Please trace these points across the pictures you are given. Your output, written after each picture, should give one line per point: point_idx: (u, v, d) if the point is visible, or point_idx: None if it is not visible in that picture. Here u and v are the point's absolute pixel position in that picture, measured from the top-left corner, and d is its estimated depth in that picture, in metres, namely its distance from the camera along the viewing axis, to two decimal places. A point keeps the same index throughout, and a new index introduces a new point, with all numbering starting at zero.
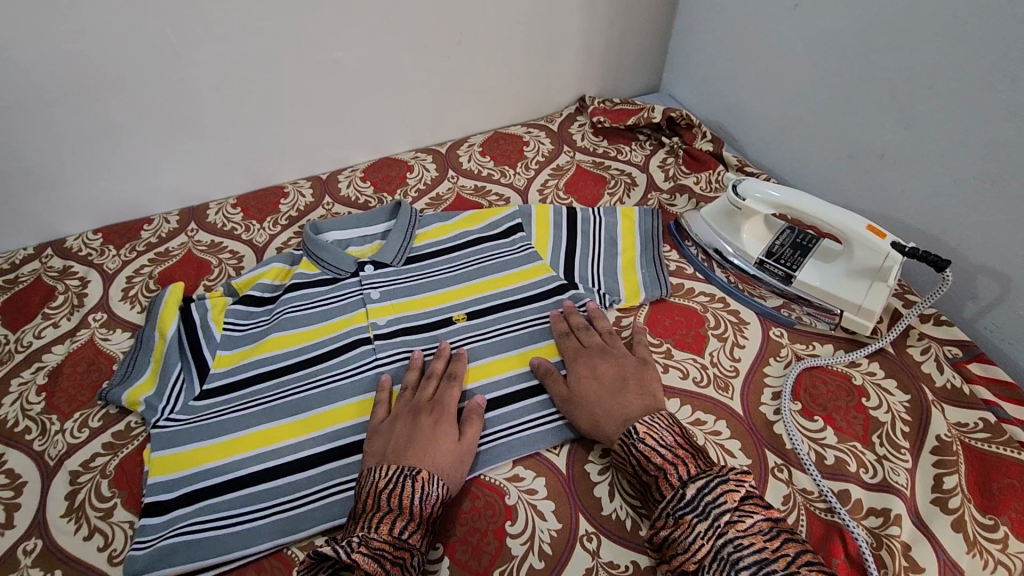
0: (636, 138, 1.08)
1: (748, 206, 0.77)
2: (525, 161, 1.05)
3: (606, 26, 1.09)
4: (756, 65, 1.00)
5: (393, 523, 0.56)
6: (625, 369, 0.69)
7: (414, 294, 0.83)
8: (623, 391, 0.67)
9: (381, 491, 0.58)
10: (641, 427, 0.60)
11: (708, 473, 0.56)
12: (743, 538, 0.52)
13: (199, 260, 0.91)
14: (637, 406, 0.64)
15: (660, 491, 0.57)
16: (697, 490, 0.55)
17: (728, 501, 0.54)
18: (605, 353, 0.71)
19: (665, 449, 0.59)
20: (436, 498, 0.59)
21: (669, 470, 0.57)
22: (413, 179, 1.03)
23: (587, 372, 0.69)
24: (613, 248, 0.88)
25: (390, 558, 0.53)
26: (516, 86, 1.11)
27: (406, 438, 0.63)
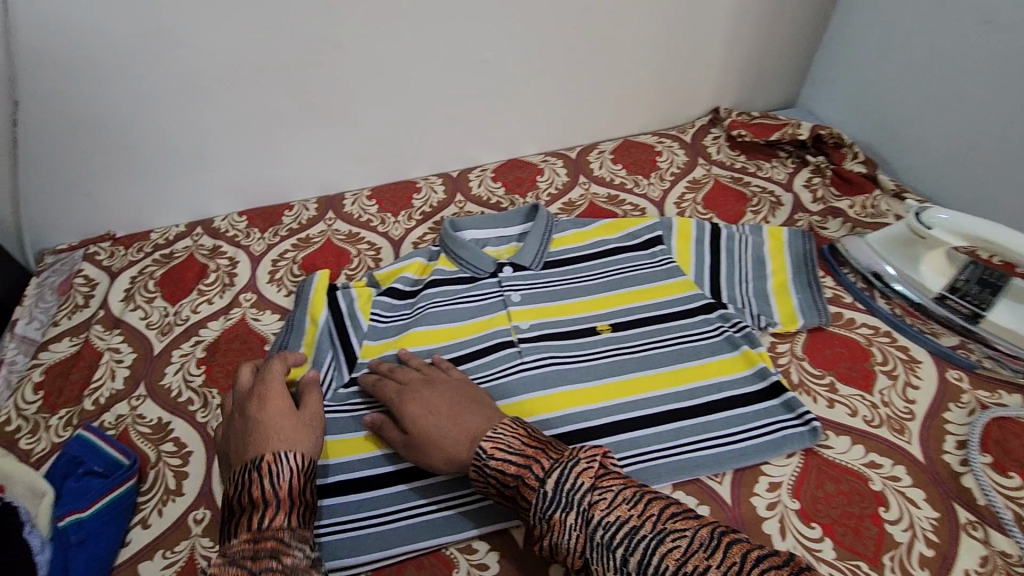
0: (777, 154, 1.03)
1: (934, 237, 0.73)
2: (659, 171, 1.02)
3: (754, 36, 1.04)
4: (924, 84, 0.93)
5: (251, 519, 0.50)
6: (454, 395, 0.64)
7: (554, 300, 0.82)
8: (462, 415, 0.61)
9: (233, 498, 0.53)
10: (487, 446, 0.56)
11: (560, 461, 0.52)
12: (610, 516, 0.48)
13: (339, 248, 0.93)
14: (478, 423, 0.60)
15: (526, 498, 0.53)
16: (555, 484, 0.51)
17: (585, 480, 0.51)
18: (431, 384, 0.66)
19: (512, 456, 0.55)
20: (292, 472, 0.54)
21: (525, 473, 0.53)
22: (544, 183, 1.02)
23: (416, 406, 0.63)
24: (763, 269, 0.83)
25: (252, 554, 0.47)
26: (651, 94, 1.08)
27: (238, 439, 0.57)
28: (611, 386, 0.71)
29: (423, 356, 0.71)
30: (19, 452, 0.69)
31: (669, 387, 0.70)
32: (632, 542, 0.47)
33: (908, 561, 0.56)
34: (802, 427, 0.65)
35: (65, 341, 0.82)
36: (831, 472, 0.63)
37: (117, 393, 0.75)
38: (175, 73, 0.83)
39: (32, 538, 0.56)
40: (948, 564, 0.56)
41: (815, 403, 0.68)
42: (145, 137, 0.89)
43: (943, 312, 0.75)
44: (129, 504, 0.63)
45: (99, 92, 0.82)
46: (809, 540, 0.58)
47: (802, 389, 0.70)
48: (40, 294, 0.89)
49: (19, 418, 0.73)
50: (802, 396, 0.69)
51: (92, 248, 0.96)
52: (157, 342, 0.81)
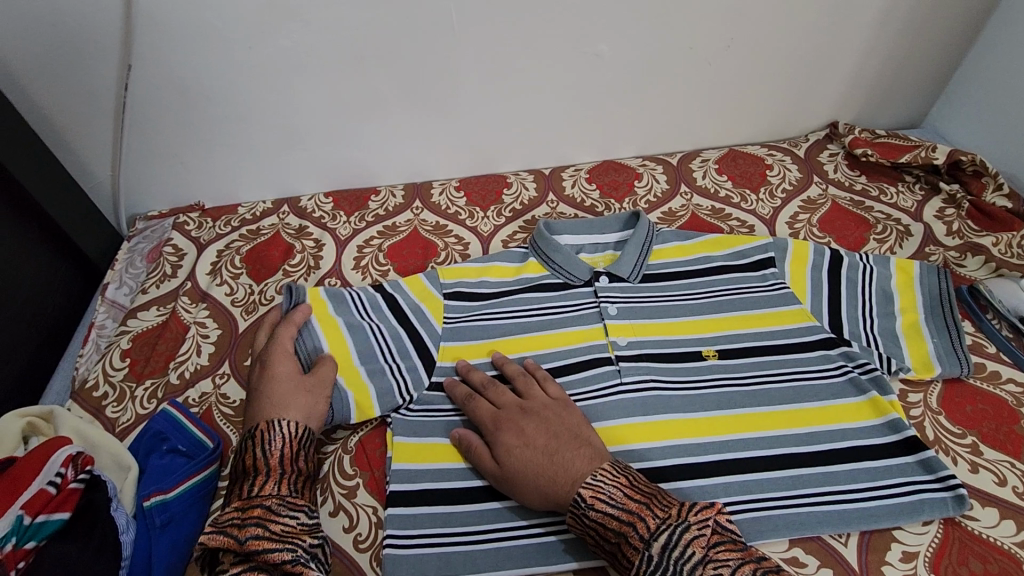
0: (903, 178, 0.94)
1: None
2: (769, 186, 0.95)
3: (891, 48, 0.95)
4: None
5: (243, 487, 0.55)
6: (554, 423, 0.60)
7: (656, 318, 0.76)
8: (561, 452, 0.57)
9: (233, 470, 0.58)
10: (585, 493, 0.53)
11: (668, 523, 0.50)
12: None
13: (426, 240, 0.90)
14: (579, 463, 0.56)
15: (628, 557, 0.50)
16: (662, 548, 0.48)
17: (697, 551, 0.48)
18: (527, 411, 0.62)
19: (615, 510, 0.52)
20: (282, 440, 0.57)
21: (629, 531, 0.50)
22: (642, 189, 0.96)
23: (512, 436, 0.60)
24: (890, 305, 0.75)
25: (239, 522, 0.52)
26: (766, 103, 1.00)
27: (249, 401, 0.63)
28: (721, 419, 0.64)
29: (515, 374, 0.67)
30: (106, 419, 0.68)
31: (787, 428, 0.63)
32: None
33: None
34: (946, 493, 0.57)
35: (152, 310, 0.81)
36: (976, 547, 0.55)
37: (202, 368, 0.73)
38: (286, 49, 0.81)
39: (118, 515, 0.56)
40: None
41: (955, 466, 0.61)
42: (246, 111, 0.87)
43: None
44: (211, 488, 0.61)
45: (209, 62, 0.81)
46: None
47: (939, 447, 0.62)
48: (130, 259, 0.90)
49: (106, 383, 0.72)
50: (941, 455, 0.61)
51: (181, 217, 0.95)
52: (242, 320, 0.79)
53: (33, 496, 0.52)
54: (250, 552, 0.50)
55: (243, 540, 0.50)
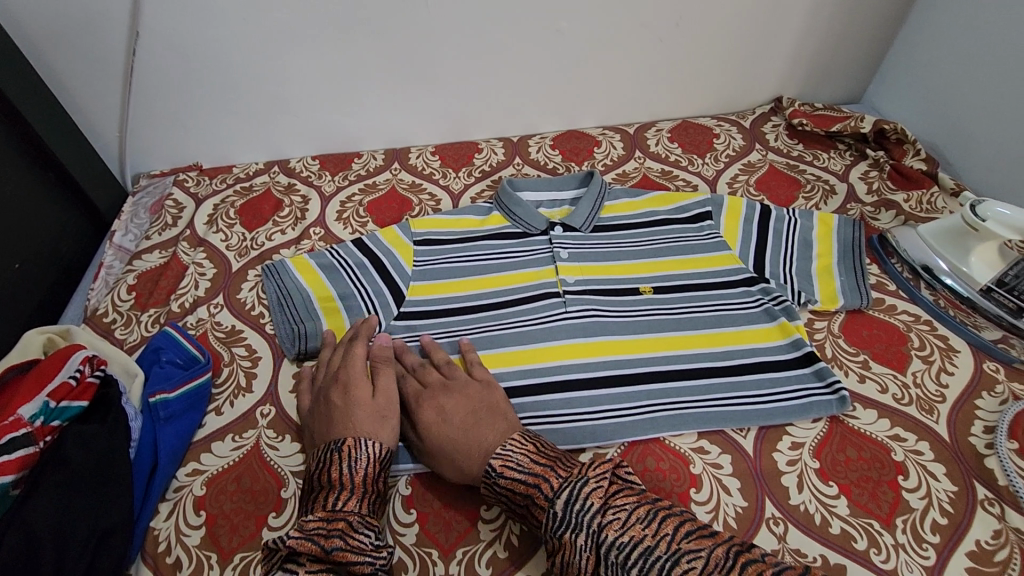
0: (836, 146, 1.04)
1: (987, 228, 0.73)
2: (715, 152, 1.05)
3: (827, 28, 1.05)
4: (1000, 86, 0.92)
5: (327, 498, 0.56)
6: (472, 400, 0.65)
7: (602, 261, 0.86)
8: (477, 426, 0.62)
9: (314, 477, 0.58)
10: (497, 463, 0.58)
11: (568, 478, 0.54)
12: (622, 535, 0.49)
13: (403, 196, 1.00)
14: (488, 438, 0.61)
15: (537, 517, 0.54)
16: (564, 503, 0.52)
17: (594, 501, 0.52)
18: (449, 389, 0.67)
19: (523, 474, 0.56)
20: (369, 460, 0.59)
21: (536, 492, 0.55)
22: (600, 154, 1.06)
23: (429, 413, 0.65)
24: (808, 252, 0.86)
25: (325, 532, 0.53)
26: (716, 78, 1.10)
27: (325, 421, 0.63)
28: (649, 340, 0.75)
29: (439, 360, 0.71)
30: (115, 339, 0.78)
31: (708, 347, 0.73)
32: (647, 562, 0.47)
33: (920, 526, 0.59)
34: (832, 395, 0.68)
35: (155, 253, 0.91)
36: (854, 439, 0.65)
37: (200, 299, 0.83)
38: (276, 21, 0.90)
39: (127, 407, 0.65)
40: (960, 532, 0.58)
41: (846, 377, 0.71)
42: (240, 77, 0.96)
43: (988, 304, 0.75)
44: (207, 392, 0.71)
45: (208, 33, 0.91)
46: (825, 496, 0.61)
47: (834, 362, 0.73)
48: (135, 212, 0.99)
49: (115, 312, 0.82)
50: (835, 368, 0.72)
51: (181, 175, 1.05)
52: (235, 261, 0.89)
53: (56, 387, 0.61)
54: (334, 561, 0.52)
55: (329, 549, 0.52)
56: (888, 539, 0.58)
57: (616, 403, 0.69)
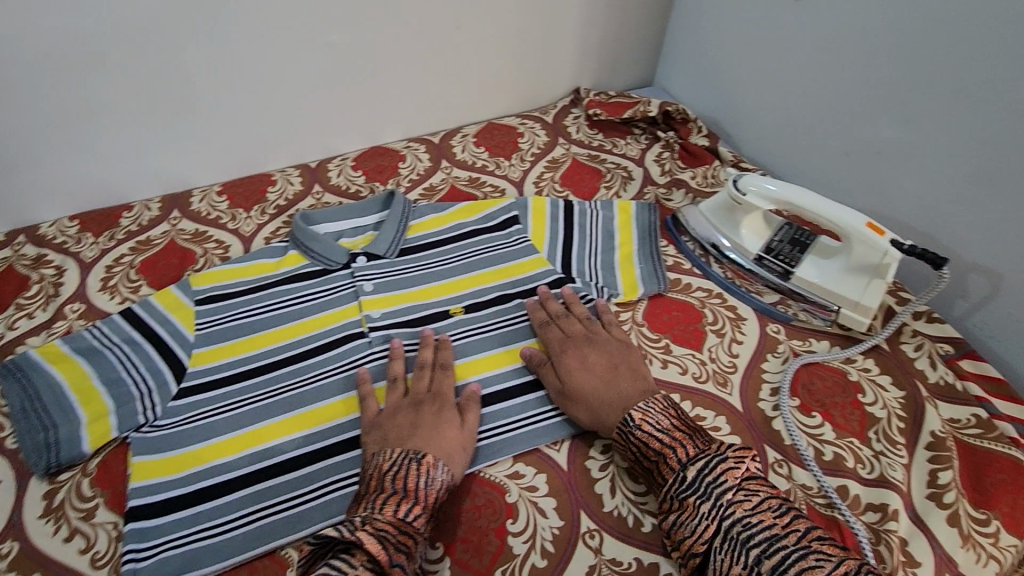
0: (631, 131, 1.08)
1: (749, 202, 0.76)
2: (520, 152, 1.04)
3: (604, 18, 1.08)
4: (755, 61, 0.98)
5: (399, 505, 0.55)
6: (618, 355, 0.70)
7: (408, 287, 0.81)
8: (620, 377, 0.67)
9: (385, 477, 0.57)
10: (636, 415, 0.61)
11: (706, 454, 0.56)
12: (751, 516, 0.52)
13: (184, 249, 0.88)
14: (634, 392, 0.65)
15: (663, 476, 0.58)
16: (697, 472, 0.55)
17: (729, 479, 0.54)
18: (594, 342, 0.71)
19: (661, 434, 0.59)
20: (441, 484, 0.58)
21: (669, 453, 0.58)
22: (405, 169, 1.02)
23: (573, 359, 0.69)
24: (611, 242, 0.87)
25: (393, 545, 0.52)
26: (511, 77, 1.09)
27: (408, 427, 0.62)
28: (463, 366, 0.73)
29: (582, 314, 0.75)
30: None
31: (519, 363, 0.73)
32: (772, 545, 0.50)
33: None
34: None
35: None
36: None
37: None
38: None
39: None
40: None
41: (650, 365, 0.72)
42: None
43: (762, 271, 0.80)
44: None
45: None
46: (635, 495, 0.64)
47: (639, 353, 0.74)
48: None
49: None
50: None
51: None
52: None
53: None
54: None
55: (392, 561, 0.51)
56: None
57: None
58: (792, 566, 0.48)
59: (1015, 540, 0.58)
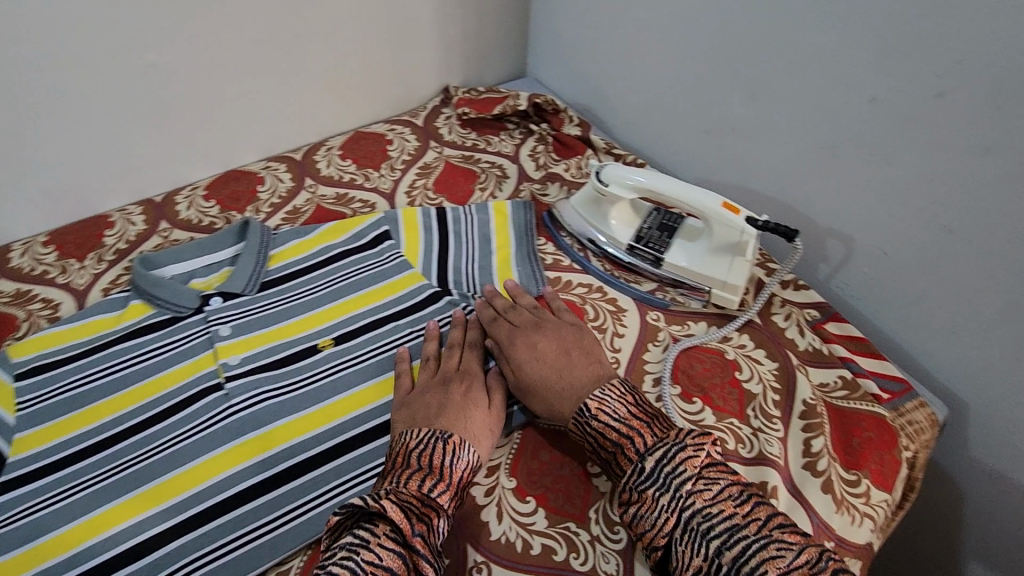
0: (505, 127, 1.05)
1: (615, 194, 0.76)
2: (390, 161, 0.99)
3: (461, 13, 1.04)
4: (613, 45, 0.97)
5: (424, 481, 0.53)
6: (567, 341, 0.68)
7: (270, 324, 0.74)
8: (571, 365, 0.65)
9: (410, 453, 0.56)
10: (591, 404, 0.59)
11: (665, 441, 0.55)
12: (711, 506, 0.51)
13: (3, 313, 0.77)
14: (588, 378, 0.63)
15: (621, 467, 0.56)
16: (656, 462, 0.54)
17: (688, 469, 0.53)
18: (540, 329, 0.69)
19: (618, 424, 0.57)
20: (468, 465, 0.56)
21: (626, 444, 0.56)
22: (265, 193, 0.93)
23: (523, 351, 0.66)
24: (489, 247, 0.84)
25: (416, 514, 0.51)
26: (372, 81, 1.04)
27: (435, 406, 0.61)
28: (334, 406, 0.67)
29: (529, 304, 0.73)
30: None
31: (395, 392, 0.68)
32: (732, 536, 0.50)
33: (608, 509, 0.60)
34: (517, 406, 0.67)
35: None
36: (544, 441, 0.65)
37: None
38: None
39: None
40: None
41: None
42: None
43: (636, 261, 0.79)
44: None
45: None
46: (521, 516, 0.60)
47: None
48: None
49: None
50: None
51: None
52: None
53: None
54: (407, 547, 0.50)
55: (411, 532, 0.50)
56: (584, 538, 0.58)
57: (300, 497, 0.61)
58: (753, 557, 0.48)
59: (883, 495, 0.61)
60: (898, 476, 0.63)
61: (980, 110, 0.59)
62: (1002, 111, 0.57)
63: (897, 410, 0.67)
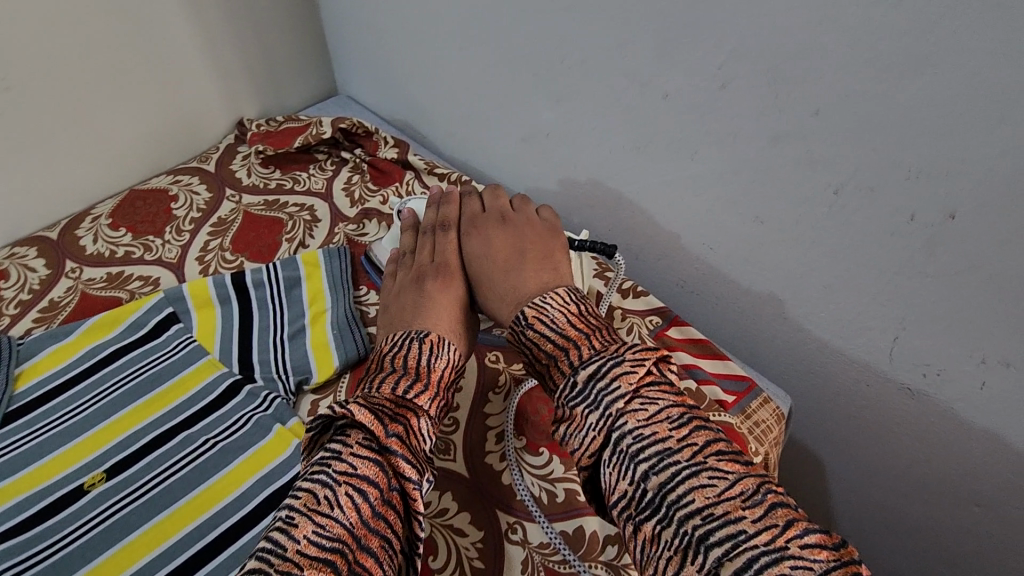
0: (313, 159, 0.93)
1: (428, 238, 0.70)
2: (175, 222, 0.84)
3: (234, 36, 0.91)
4: (413, 53, 0.88)
5: (397, 383, 0.51)
6: (530, 239, 0.66)
7: (16, 471, 0.59)
8: (522, 265, 0.63)
9: (386, 357, 0.55)
10: (529, 313, 0.55)
11: (601, 355, 0.49)
12: (644, 428, 0.44)
13: None
14: (538, 283, 0.60)
15: (554, 382, 0.51)
16: (587, 377, 0.48)
17: (622, 385, 0.46)
18: (507, 224, 0.68)
19: (553, 334, 0.52)
20: (447, 364, 0.55)
21: (562, 355, 0.51)
22: (10, 289, 0.75)
23: (478, 243, 0.67)
24: (299, 310, 0.73)
25: (392, 415, 0.48)
26: (141, 127, 0.88)
27: (409, 305, 0.62)
28: (106, 563, 0.54)
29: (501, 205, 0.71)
30: None
31: (187, 526, 0.56)
32: (662, 461, 0.42)
33: None
34: None
35: None
36: None
37: None
38: None
39: None
40: None
41: None
42: None
43: None
44: None
45: None
46: None
47: None
48: None
49: None
50: None
51: None
52: None
53: None
54: (386, 453, 0.46)
55: (386, 434, 0.46)
56: None
57: None
58: (681, 486, 0.41)
59: None
60: None
61: (756, 96, 0.56)
62: (780, 96, 0.54)
63: (744, 412, 0.64)
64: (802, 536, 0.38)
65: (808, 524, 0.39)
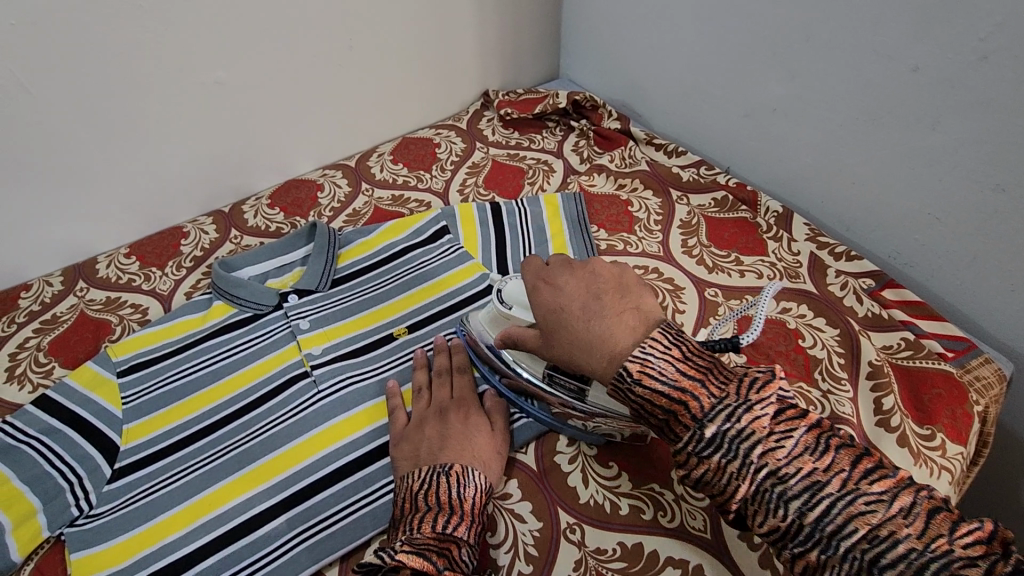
0: (546, 125, 1.09)
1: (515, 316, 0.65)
2: (440, 163, 1.04)
3: (497, 20, 1.09)
4: (644, 39, 1.01)
5: (437, 519, 0.53)
6: (604, 286, 0.55)
7: (345, 317, 0.78)
8: (602, 319, 0.52)
9: (417, 495, 0.55)
10: (633, 368, 0.48)
11: (725, 402, 0.46)
12: (739, 427, 0.45)
13: (97, 319, 0.83)
14: (626, 337, 0.51)
15: (676, 433, 0.48)
16: (718, 428, 0.46)
17: (752, 428, 0.45)
18: (569, 270, 0.57)
19: (666, 387, 0.48)
20: (476, 489, 0.56)
21: (680, 409, 0.47)
22: (325, 199, 0.99)
23: (545, 296, 0.56)
24: (543, 237, 0.88)
25: (436, 549, 0.50)
26: (418, 89, 1.08)
27: (436, 439, 0.61)
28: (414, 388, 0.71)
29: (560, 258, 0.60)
30: None
31: None
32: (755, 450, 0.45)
33: None
34: None
35: None
36: None
37: None
38: None
39: None
40: None
41: None
42: None
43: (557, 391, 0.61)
44: None
45: None
46: (606, 479, 0.63)
47: None
48: None
49: None
50: None
51: None
52: None
53: None
54: None
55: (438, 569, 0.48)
56: (669, 497, 0.61)
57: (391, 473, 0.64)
58: (774, 466, 0.45)
59: (958, 448, 0.64)
60: (971, 429, 0.65)
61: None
62: None
63: (963, 367, 0.69)
64: (866, 473, 0.43)
65: (960, 520, 0.42)
